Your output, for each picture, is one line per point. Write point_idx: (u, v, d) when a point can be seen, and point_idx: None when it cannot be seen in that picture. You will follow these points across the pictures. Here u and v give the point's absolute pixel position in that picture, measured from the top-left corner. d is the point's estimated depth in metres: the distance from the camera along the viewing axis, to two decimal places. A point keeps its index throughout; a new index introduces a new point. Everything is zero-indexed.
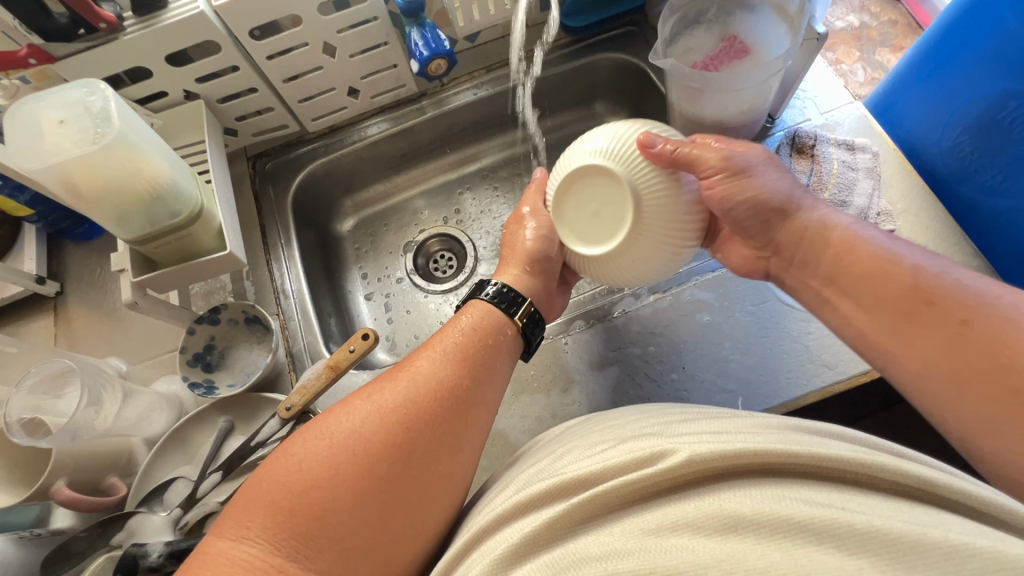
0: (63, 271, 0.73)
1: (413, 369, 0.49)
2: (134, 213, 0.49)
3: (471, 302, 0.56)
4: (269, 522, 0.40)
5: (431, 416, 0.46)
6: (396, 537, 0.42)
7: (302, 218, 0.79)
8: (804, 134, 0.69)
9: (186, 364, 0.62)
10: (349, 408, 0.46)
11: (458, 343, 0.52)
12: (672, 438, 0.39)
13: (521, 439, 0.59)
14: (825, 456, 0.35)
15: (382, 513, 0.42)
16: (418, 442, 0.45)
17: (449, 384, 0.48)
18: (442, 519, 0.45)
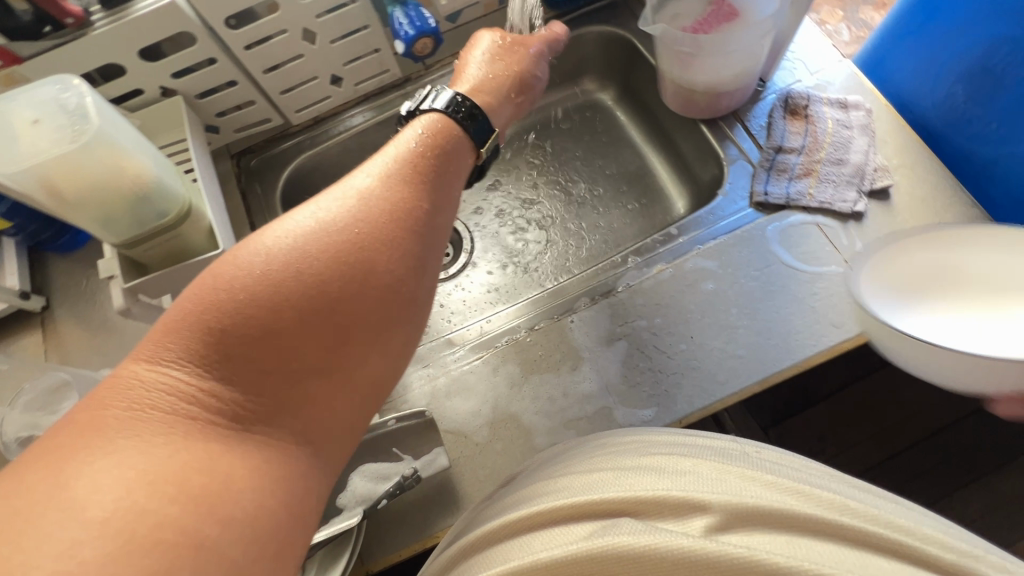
0: (48, 285, 0.71)
1: (359, 195, 0.45)
2: (121, 215, 0.47)
3: (425, 115, 0.53)
4: (198, 344, 0.37)
5: (376, 237, 0.44)
6: (344, 349, 0.41)
7: None
8: (797, 95, 0.68)
9: None
10: (289, 234, 0.42)
11: (399, 167, 0.49)
12: (683, 476, 0.36)
13: (534, 420, 0.59)
14: (848, 517, 0.32)
15: (318, 276, 0.40)
16: (367, 242, 0.43)
17: (400, 211, 0.46)
18: (395, 313, 0.44)
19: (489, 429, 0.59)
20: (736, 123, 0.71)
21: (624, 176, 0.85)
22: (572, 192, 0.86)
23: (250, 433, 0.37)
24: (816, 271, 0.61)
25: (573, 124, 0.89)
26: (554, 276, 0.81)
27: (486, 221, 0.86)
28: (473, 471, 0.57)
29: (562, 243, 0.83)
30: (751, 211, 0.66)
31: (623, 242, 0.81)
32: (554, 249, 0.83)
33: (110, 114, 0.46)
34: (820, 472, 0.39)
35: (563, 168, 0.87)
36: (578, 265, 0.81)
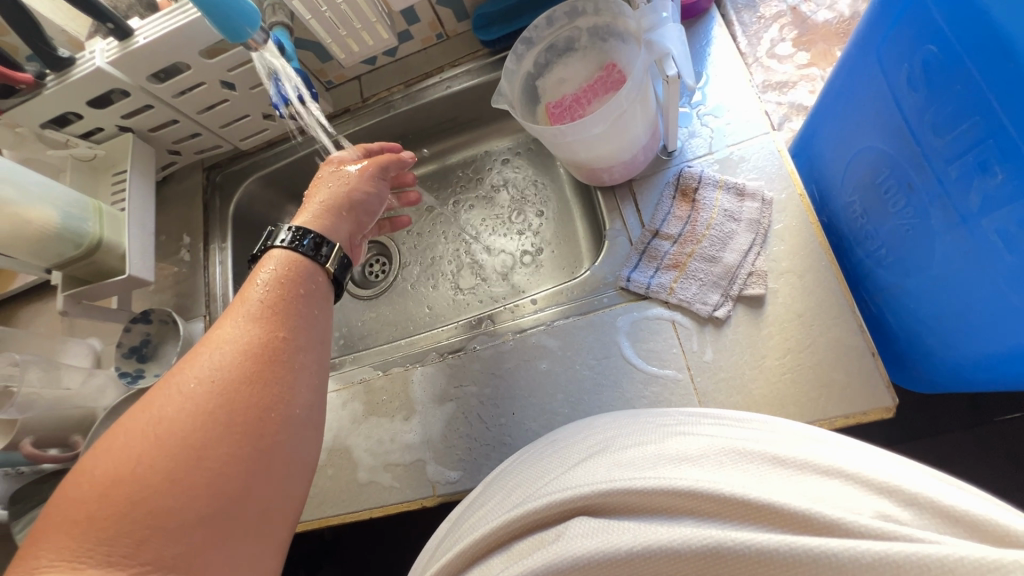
0: None
1: (218, 339, 0.46)
2: (41, 249, 0.61)
3: (268, 253, 0.55)
4: (69, 537, 0.36)
5: (249, 374, 0.44)
6: (224, 487, 0.40)
7: (246, 225, 0.89)
8: (690, 174, 0.63)
9: (123, 356, 0.75)
10: (150, 403, 0.42)
11: (262, 302, 0.49)
12: (562, 480, 0.39)
13: (362, 456, 0.66)
14: (762, 478, 0.35)
15: (184, 437, 0.40)
16: (231, 385, 0.43)
17: (264, 343, 0.47)
18: (276, 438, 0.43)
19: (325, 456, 0.67)
20: (628, 195, 0.66)
21: (553, 213, 0.85)
22: (504, 223, 0.88)
23: None
24: (653, 373, 0.58)
25: (514, 157, 0.91)
26: (464, 307, 0.85)
27: (420, 244, 0.92)
28: None
29: (480, 274, 0.86)
30: (615, 294, 0.63)
31: (538, 280, 0.83)
32: (473, 280, 0.86)
33: (17, 174, 0.58)
34: (728, 424, 0.43)
35: (501, 199, 0.90)
36: (487, 299, 0.84)
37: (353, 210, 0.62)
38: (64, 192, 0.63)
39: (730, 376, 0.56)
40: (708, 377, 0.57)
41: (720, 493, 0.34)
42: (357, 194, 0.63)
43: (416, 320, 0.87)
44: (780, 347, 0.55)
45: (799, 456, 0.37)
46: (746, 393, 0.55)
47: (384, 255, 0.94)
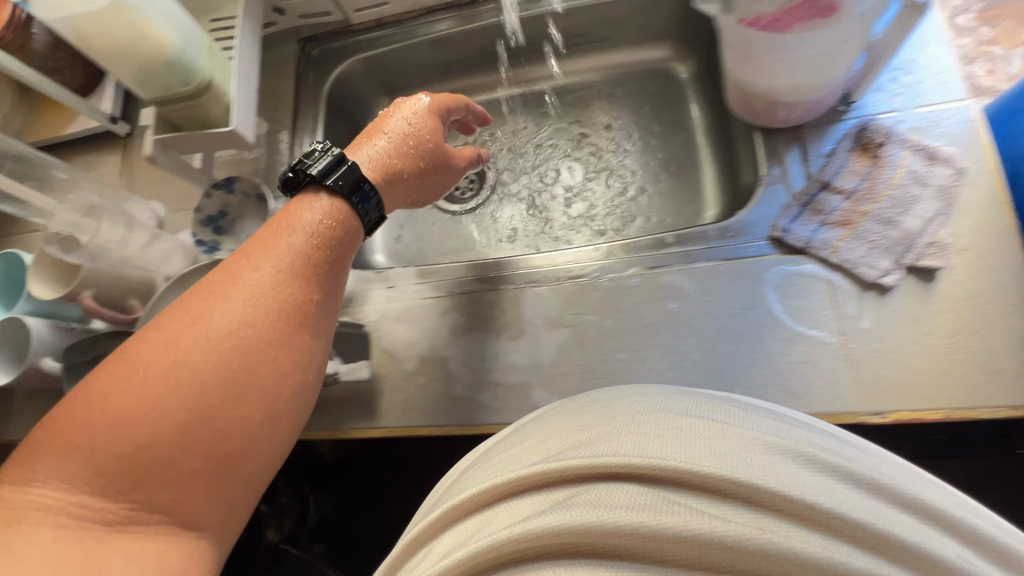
0: (135, 115, 0.83)
1: (247, 271, 0.47)
2: (149, 76, 0.54)
3: (304, 198, 0.52)
4: (62, 451, 0.39)
5: (273, 333, 0.45)
6: (245, 442, 0.43)
7: (338, 110, 0.81)
8: (876, 129, 0.58)
9: (199, 223, 0.70)
10: (171, 337, 0.43)
11: (296, 249, 0.49)
12: (604, 445, 0.32)
13: (459, 371, 0.62)
14: (848, 491, 0.28)
15: (197, 390, 0.41)
16: (252, 343, 0.44)
17: (298, 303, 0.47)
18: (282, 407, 0.45)
19: (419, 361, 0.63)
20: (796, 144, 0.61)
21: (680, 154, 0.79)
22: (618, 158, 0.82)
23: (122, 532, 0.39)
24: (799, 332, 0.55)
25: (639, 89, 0.84)
26: (564, 239, 0.79)
27: (520, 165, 0.85)
28: (392, 393, 0.62)
29: (585, 206, 0.80)
30: (765, 245, 0.58)
31: (651, 222, 0.77)
32: (578, 211, 0.80)
33: None
34: (796, 423, 0.36)
35: (618, 132, 0.83)
36: (591, 232, 0.78)
37: (427, 183, 0.60)
38: (181, 16, 0.55)
39: (887, 349, 0.53)
40: (862, 344, 0.53)
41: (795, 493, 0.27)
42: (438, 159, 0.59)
43: (507, 241, 0.81)
44: (948, 325, 0.52)
45: (870, 474, 0.30)
46: (903, 367, 0.52)
47: (474, 172, 0.86)
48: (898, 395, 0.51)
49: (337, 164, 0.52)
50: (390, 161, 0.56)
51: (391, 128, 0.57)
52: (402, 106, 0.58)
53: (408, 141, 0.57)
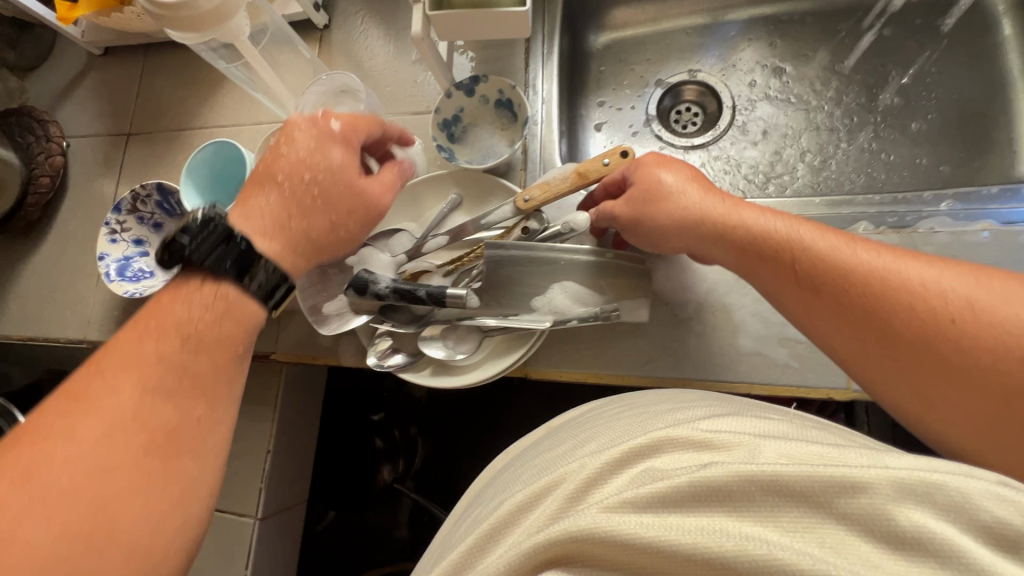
0: (333, 6, 0.75)
1: (163, 342, 0.41)
2: None
3: (184, 275, 0.44)
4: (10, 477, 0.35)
5: (143, 440, 0.38)
6: (136, 535, 0.37)
7: (566, 17, 0.72)
8: None
9: (436, 127, 0.62)
10: (19, 457, 0.36)
11: (188, 331, 0.42)
12: (606, 454, 0.35)
13: (748, 322, 0.54)
14: (764, 516, 0.30)
15: (59, 523, 0.34)
16: (118, 461, 0.37)
17: (178, 419, 0.40)
18: (159, 536, 0.38)
19: (695, 307, 0.55)
20: None
21: (981, 97, 0.68)
22: (898, 96, 0.71)
23: None
24: None
25: (930, 17, 0.71)
26: (828, 188, 0.69)
27: (767, 96, 0.74)
28: (661, 340, 0.55)
29: (853, 154, 0.70)
30: None
31: (943, 175, 0.67)
32: (846, 153, 0.70)
33: None
34: (769, 414, 0.37)
35: (898, 67, 0.72)
36: (863, 184, 0.69)
37: (317, 233, 0.49)
38: None
39: None
40: None
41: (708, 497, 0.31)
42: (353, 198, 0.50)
43: (748, 182, 0.71)
44: None
45: (801, 450, 0.31)
46: None
47: (702, 106, 0.76)
48: None
49: (200, 233, 0.43)
50: (262, 211, 0.47)
51: (273, 167, 0.48)
52: (293, 138, 0.48)
53: (309, 188, 0.48)
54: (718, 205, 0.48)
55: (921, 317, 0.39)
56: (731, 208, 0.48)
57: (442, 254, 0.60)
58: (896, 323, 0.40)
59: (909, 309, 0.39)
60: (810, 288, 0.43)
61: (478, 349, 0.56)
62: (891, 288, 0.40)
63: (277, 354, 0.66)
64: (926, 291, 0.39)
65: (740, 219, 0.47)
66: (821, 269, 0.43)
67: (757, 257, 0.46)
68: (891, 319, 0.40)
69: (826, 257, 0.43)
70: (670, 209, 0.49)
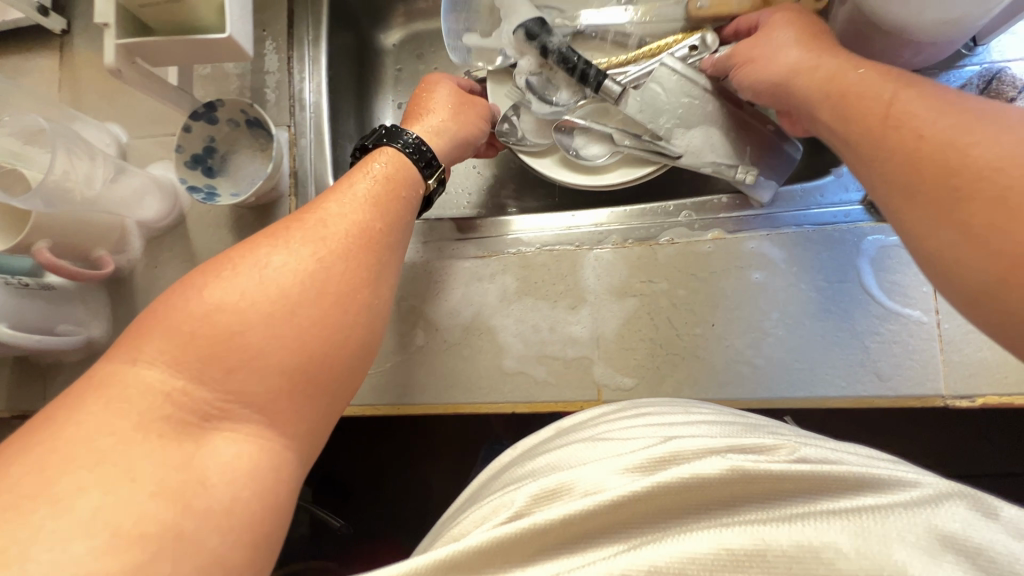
0: (71, 5, 0.65)
1: (328, 288, 0.39)
2: None
3: (380, 148, 0.50)
4: (155, 381, 0.34)
5: (285, 340, 0.37)
6: (202, 488, 0.32)
7: (341, 14, 0.67)
8: (1006, 82, 0.50)
9: (184, 166, 0.56)
10: (127, 369, 0.34)
11: (332, 234, 0.42)
12: (635, 445, 0.35)
13: (510, 341, 0.55)
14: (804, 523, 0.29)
15: (174, 398, 0.34)
16: (249, 386, 0.35)
17: (314, 342, 0.38)
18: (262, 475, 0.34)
19: (463, 331, 0.56)
20: None
21: None
22: None
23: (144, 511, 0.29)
24: (893, 310, 0.50)
25: None
26: None
27: None
28: (433, 366, 0.55)
29: None
30: (859, 211, 0.53)
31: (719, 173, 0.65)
32: None
33: None
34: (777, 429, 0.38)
35: None
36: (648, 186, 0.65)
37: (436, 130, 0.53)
38: None
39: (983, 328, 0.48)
40: (957, 324, 0.49)
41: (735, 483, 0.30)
42: (462, 133, 0.55)
43: None
44: None
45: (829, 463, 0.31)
46: (997, 350, 0.48)
47: None
48: (987, 379, 0.48)
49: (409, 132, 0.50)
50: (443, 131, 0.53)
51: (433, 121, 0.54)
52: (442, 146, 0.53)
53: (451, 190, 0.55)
54: (795, 64, 0.44)
55: (914, 146, 0.34)
56: (828, 96, 0.41)
57: (589, 49, 0.62)
58: (870, 116, 0.37)
59: (909, 117, 0.35)
60: (839, 120, 0.40)
61: (608, 152, 0.58)
62: (866, 106, 0.38)
63: None
64: (890, 108, 0.37)
65: (806, 64, 0.43)
66: (851, 107, 0.39)
67: (846, 111, 0.39)
68: (898, 120, 0.36)
69: (859, 82, 0.40)
70: (772, 62, 0.46)
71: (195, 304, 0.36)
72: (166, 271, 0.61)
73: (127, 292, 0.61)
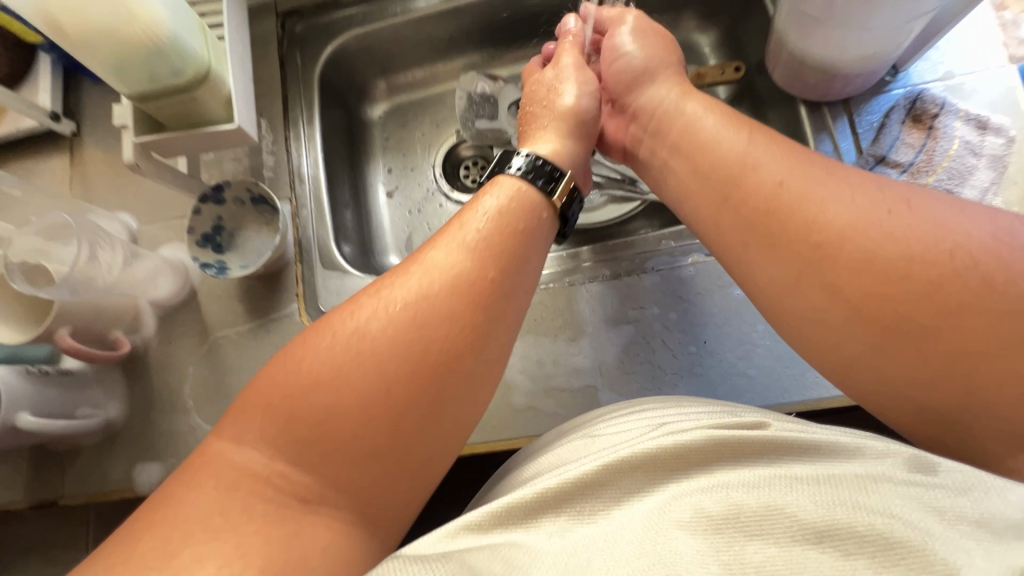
0: (79, 109, 0.70)
1: (429, 342, 0.38)
2: (132, 67, 0.44)
3: (495, 181, 0.47)
4: (264, 424, 0.36)
5: (453, 330, 0.40)
6: (367, 454, 0.36)
7: (330, 95, 0.73)
8: (929, 100, 0.57)
9: (195, 245, 0.61)
10: (332, 338, 0.38)
11: (483, 235, 0.43)
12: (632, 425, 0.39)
13: (517, 379, 0.57)
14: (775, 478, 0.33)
15: (376, 377, 0.37)
16: (416, 375, 0.38)
17: (470, 344, 0.40)
18: (419, 456, 0.38)
19: None
20: (844, 115, 0.58)
21: None
22: None
23: (308, 516, 0.35)
24: None
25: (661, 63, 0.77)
26: None
27: None
28: None
29: None
30: None
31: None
32: None
33: None
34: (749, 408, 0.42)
35: None
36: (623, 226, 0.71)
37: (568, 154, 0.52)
38: None
39: None
40: None
41: (711, 445, 0.35)
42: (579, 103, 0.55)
43: None
44: None
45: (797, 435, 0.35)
46: None
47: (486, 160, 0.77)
48: None
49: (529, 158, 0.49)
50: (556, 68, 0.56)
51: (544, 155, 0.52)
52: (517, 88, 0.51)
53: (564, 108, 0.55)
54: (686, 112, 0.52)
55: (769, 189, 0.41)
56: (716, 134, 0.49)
57: None
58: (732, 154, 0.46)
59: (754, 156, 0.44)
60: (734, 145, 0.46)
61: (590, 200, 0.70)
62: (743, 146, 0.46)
63: (64, 499, 0.60)
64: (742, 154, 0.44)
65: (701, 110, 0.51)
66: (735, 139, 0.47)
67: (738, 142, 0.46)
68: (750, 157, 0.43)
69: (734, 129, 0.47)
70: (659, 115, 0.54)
71: (318, 336, 0.39)
72: (178, 347, 0.63)
73: (141, 371, 0.63)
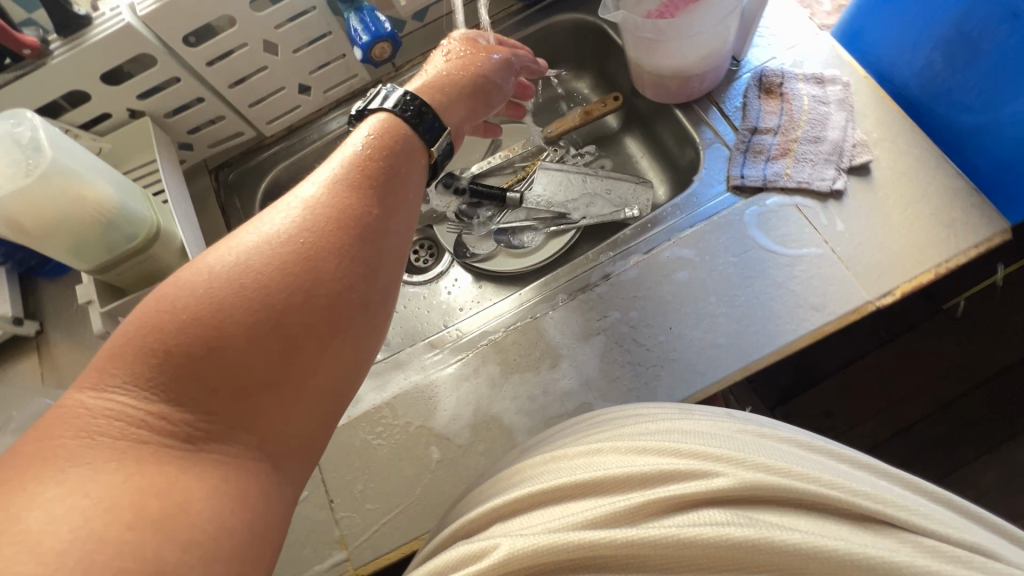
0: (40, 309, 0.73)
1: (315, 268, 0.38)
2: (85, 243, 0.49)
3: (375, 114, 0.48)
4: (139, 364, 0.33)
5: (327, 240, 0.39)
6: (256, 381, 0.35)
7: None
8: (771, 73, 0.67)
9: None
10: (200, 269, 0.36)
11: (355, 163, 0.43)
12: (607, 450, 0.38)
13: (515, 420, 0.59)
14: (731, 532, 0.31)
15: (249, 296, 0.36)
16: (290, 279, 0.37)
17: (347, 257, 0.39)
18: (305, 339, 0.37)
19: (471, 431, 0.59)
20: (712, 105, 0.69)
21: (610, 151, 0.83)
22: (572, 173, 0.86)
23: (201, 456, 0.33)
24: (795, 254, 0.59)
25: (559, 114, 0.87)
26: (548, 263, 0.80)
27: None
28: (457, 473, 0.58)
29: None
30: (729, 196, 0.64)
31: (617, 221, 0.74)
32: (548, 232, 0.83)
33: (63, 140, 0.48)
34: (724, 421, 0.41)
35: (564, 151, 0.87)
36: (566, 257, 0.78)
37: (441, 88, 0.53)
38: (117, 173, 0.51)
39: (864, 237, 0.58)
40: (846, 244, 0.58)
41: (671, 497, 0.33)
42: (482, 78, 0.56)
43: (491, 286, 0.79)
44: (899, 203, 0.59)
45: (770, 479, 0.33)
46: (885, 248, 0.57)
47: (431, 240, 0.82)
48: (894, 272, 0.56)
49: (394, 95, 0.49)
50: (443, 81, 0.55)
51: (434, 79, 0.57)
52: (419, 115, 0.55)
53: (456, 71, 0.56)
54: None
55: None
56: None
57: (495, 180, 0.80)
58: None
59: None
60: None
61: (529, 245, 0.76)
62: None
63: None
64: None
65: None
66: None
67: None
68: None
69: None
70: None
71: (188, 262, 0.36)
72: None
73: None
